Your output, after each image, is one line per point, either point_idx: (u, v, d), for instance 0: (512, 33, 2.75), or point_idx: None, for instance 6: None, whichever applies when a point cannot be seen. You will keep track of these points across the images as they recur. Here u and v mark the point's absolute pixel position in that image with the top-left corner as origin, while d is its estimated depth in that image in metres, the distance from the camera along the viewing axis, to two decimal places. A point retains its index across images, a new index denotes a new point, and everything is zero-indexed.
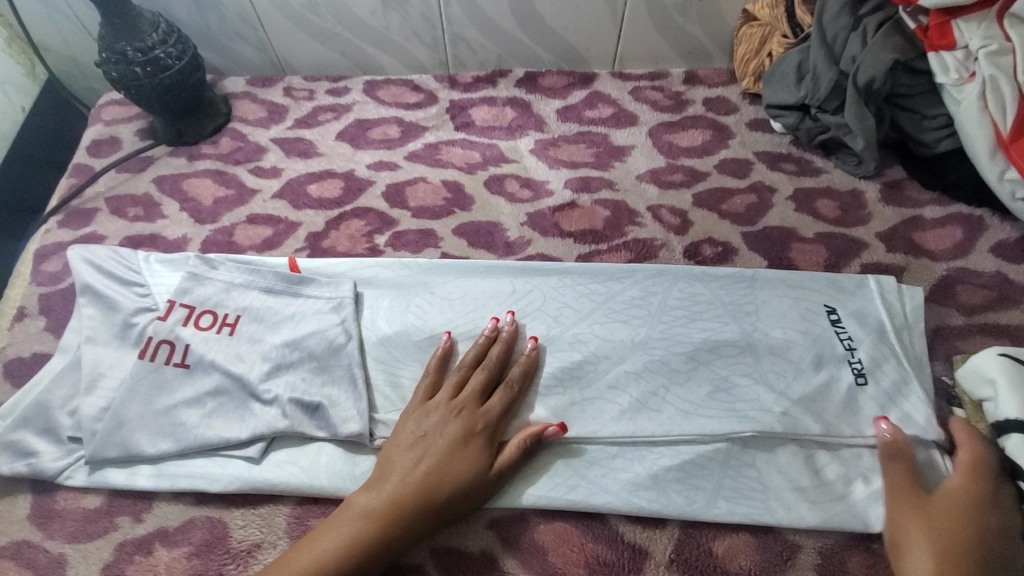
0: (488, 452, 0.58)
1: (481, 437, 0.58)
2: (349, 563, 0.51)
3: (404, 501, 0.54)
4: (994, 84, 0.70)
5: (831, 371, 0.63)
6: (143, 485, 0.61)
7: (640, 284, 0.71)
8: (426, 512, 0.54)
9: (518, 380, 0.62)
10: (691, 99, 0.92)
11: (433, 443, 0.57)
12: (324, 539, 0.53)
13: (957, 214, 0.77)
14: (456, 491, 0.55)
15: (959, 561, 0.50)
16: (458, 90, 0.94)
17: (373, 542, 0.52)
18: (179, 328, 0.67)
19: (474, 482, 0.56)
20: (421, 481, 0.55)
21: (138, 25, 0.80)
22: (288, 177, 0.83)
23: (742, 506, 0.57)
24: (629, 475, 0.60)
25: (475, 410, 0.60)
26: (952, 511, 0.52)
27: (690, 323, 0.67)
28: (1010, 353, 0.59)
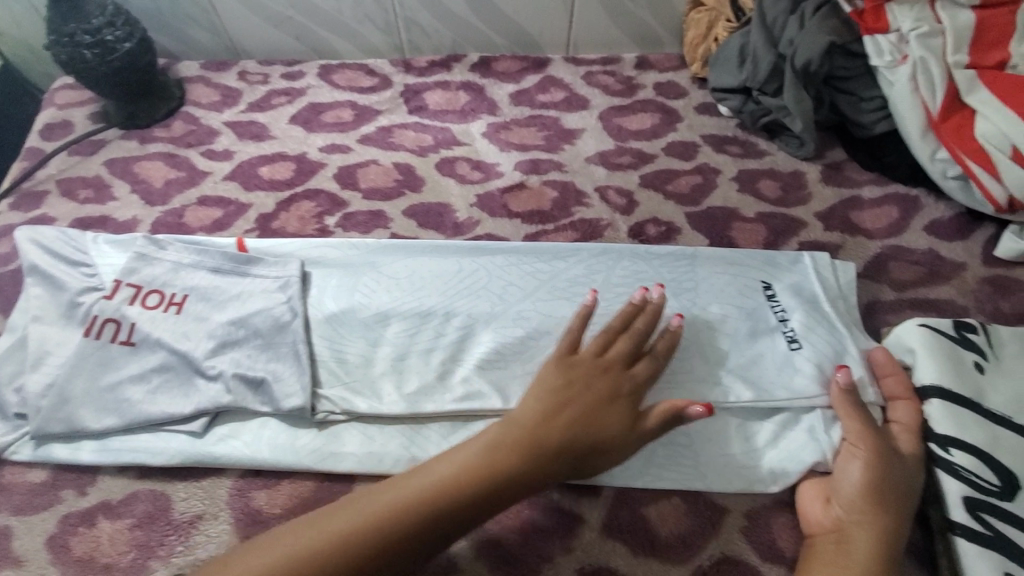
0: (614, 417, 0.55)
1: (625, 403, 0.56)
2: (439, 509, 0.50)
3: (517, 459, 0.52)
4: (924, 65, 0.73)
5: (765, 341, 0.65)
6: (87, 459, 0.62)
7: (585, 263, 0.72)
8: (527, 474, 0.52)
9: (668, 348, 0.61)
10: (642, 83, 0.93)
11: (575, 398, 0.56)
12: (413, 480, 0.52)
13: (894, 194, 0.79)
14: (566, 453, 0.54)
15: (891, 516, 0.51)
16: (413, 74, 0.95)
17: (468, 495, 0.51)
18: (125, 307, 0.67)
19: (589, 450, 0.54)
20: (540, 443, 0.53)
21: (84, 8, 0.81)
22: (239, 160, 0.84)
23: (667, 473, 0.59)
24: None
25: (622, 376, 0.58)
26: (893, 468, 0.53)
27: (632, 298, 0.69)
28: (929, 323, 0.61)
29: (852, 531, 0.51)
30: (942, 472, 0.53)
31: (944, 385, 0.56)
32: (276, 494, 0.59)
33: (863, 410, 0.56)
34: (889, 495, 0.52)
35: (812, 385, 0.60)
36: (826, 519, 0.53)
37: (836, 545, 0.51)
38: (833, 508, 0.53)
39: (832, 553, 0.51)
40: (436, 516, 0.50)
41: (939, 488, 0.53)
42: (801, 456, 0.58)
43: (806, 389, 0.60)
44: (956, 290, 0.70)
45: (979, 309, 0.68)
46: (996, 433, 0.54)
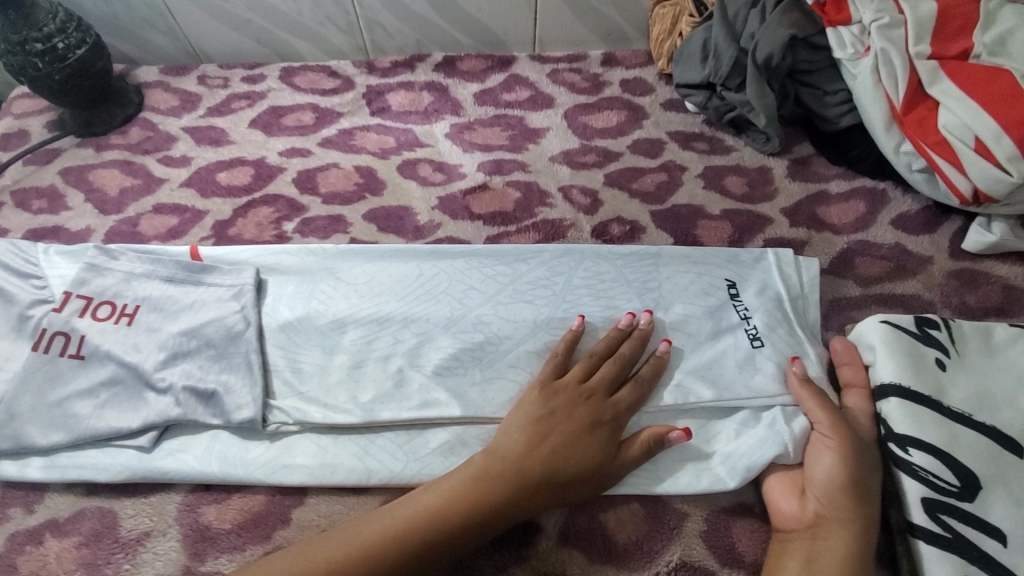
0: (596, 444, 0.55)
1: (609, 429, 0.56)
2: (426, 538, 0.50)
3: (503, 487, 0.52)
4: (886, 57, 0.71)
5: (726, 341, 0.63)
6: (34, 477, 0.60)
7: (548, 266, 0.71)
8: (511, 505, 0.52)
9: (655, 370, 0.60)
10: (608, 81, 0.93)
11: (559, 424, 0.56)
12: (400, 509, 0.52)
13: (862, 188, 0.78)
14: (549, 482, 0.53)
15: (865, 507, 0.51)
16: (376, 76, 0.95)
17: (453, 523, 0.51)
18: (75, 319, 0.65)
19: (574, 478, 0.53)
20: (525, 471, 0.53)
21: (34, 14, 0.80)
22: (197, 166, 0.83)
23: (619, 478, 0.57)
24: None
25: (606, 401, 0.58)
26: (862, 458, 0.53)
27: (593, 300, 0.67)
28: (890, 320, 0.60)
29: (830, 526, 0.50)
30: (902, 473, 0.52)
31: (903, 384, 0.55)
32: (226, 509, 0.58)
33: (823, 400, 0.57)
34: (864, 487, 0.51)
35: (773, 384, 0.60)
36: (802, 515, 0.52)
37: (814, 541, 0.50)
38: (809, 502, 0.52)
39: (811, 550, 0.49)
40: (425, 544, 0.50)
41: (899, 489, 0.52)
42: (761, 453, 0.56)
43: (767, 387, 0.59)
44: (923, 284, 0.69)
45: (945, 303, 0.67)
46: (955, 432, 0.53)
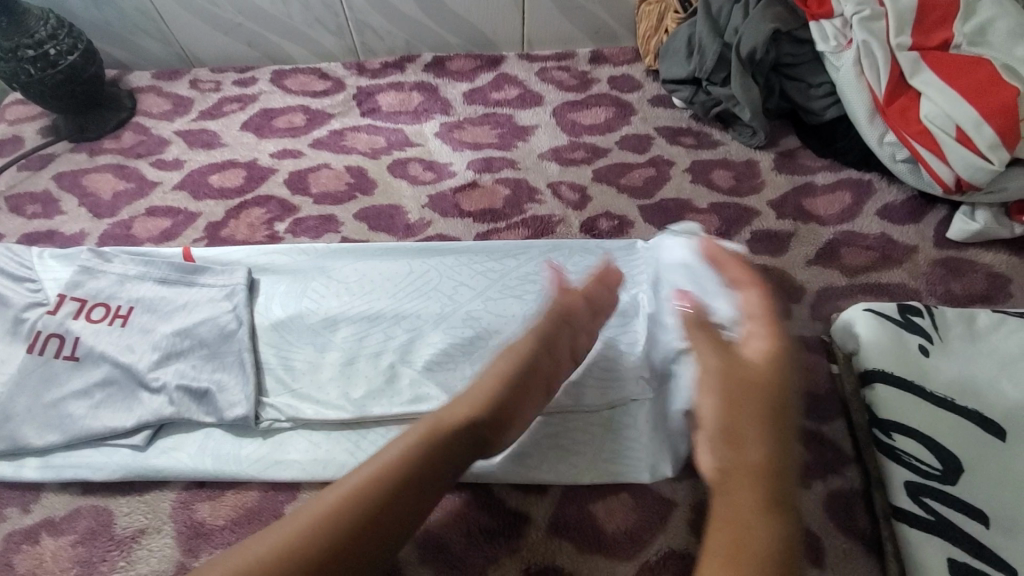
0: (502, 390, 0.51)
1: (500, 376, 0.52)
2: (350, 532, 0.40)
3: (408, 447, 0.46)
4: (867, 49, 0.72)
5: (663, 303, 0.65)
6: (29, 476, 0.61)
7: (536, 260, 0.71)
8: (434, 468, 0.45)
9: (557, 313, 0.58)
10: (596, 78, 0.93)
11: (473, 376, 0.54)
12: (292, 514, 0.41)
13: (848, 179, 0.79)
14: (459, 434, 0.47)
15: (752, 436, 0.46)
16: (366, 77, 0.96)
17: (376, 504, 0.42)
18: (69, 321, 0.66)
19: (483, 425, 0.49)
20: (425, 427, 0.47)
21: (26, 22, 0.81)
22: (189, 169, 0.84)
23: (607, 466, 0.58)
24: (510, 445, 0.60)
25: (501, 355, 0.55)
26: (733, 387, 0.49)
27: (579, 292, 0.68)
28: (874, 308, 0.61)
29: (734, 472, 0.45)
30: (886, 457, 0.53)
31: (888, 370, 0.56)
32: (220, 505, 0.58)
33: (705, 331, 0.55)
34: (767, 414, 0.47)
35: None
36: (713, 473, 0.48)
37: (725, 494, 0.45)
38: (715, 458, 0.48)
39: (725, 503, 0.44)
40: (349, 540, 0.40)
41: (884, 475, 0.53)
42: None
43: None
44: (908, 273, 0.69)
45: (930, 292, 0.68)
46: (938, 417, 0.53)
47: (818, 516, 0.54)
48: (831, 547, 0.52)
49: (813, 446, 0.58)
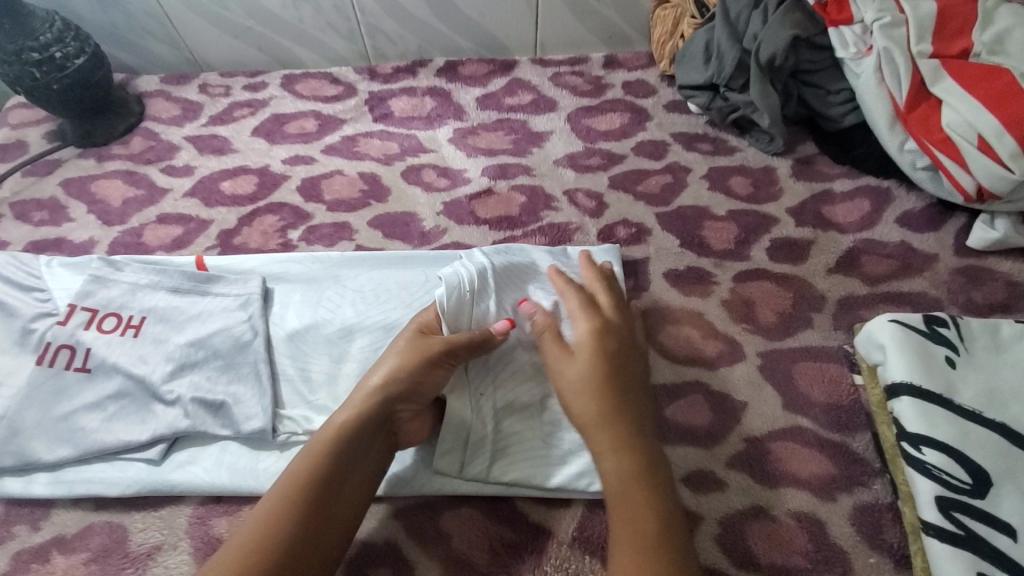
0: (395, 401, 0.54)
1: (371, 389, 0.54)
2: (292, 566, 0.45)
3: (301, 482, 0.48)
4: (889, 55, 0.72)
5: (501, 295, 0.61)
6: (39, 493, 0.59)
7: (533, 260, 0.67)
8: (342, 486, 0.49)
9: (422, 348, 0.55)
10: (610, 83, 0.93)
11: (576, 363, 0.55)
12: (219, 567, 0.44)
13: (866, 186, 0.78)
14: (350, 457, 0.51)
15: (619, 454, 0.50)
16: (378, 81, 0.95)
17: (305, 536, 0.46)
18: (80, 332, 0.65)
19: (368, 440, 0.52)
20: (316, 456, 0.50)
21: (30, 23, 0.79)
22: (200, 175, 0.84)
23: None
24: (527, 450, 0.57)
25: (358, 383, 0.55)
26: (615, 389, 0.54)
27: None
28: (899, 319, 0.59)
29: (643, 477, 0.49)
30: (913, 470, 0.52)
31: (914, 382, 0.55)
32: (237, 520, 0.57)
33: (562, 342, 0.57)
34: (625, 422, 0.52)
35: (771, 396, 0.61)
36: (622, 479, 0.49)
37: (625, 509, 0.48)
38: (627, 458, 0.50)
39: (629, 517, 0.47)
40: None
41: (913, 488, 0.52)
42: (775, 456, 0.57)
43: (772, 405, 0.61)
44: (929, 282, 0.69)
45: (952, 301, 0.67)
46: (966, 429, 0.53)
47: (845, 529, 0.53)
48: (858, 561, 0.51)
49: (839, 459, 0.57)
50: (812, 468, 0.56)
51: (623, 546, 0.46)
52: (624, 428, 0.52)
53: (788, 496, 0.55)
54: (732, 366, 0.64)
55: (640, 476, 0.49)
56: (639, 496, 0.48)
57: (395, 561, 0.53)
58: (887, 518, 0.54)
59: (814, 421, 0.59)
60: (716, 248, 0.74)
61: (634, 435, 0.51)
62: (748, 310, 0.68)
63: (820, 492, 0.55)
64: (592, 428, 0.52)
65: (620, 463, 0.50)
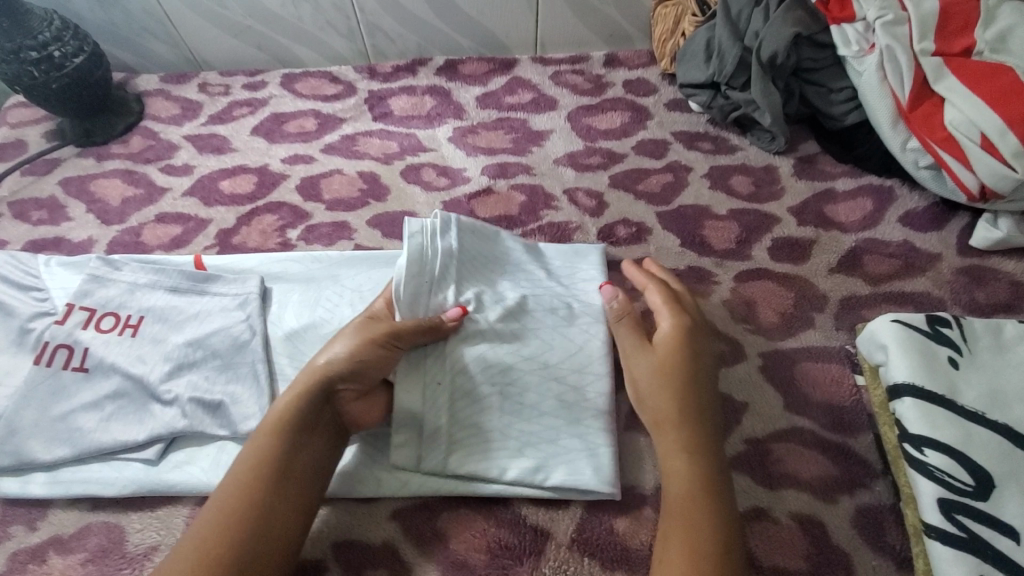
0: (339, 382, 0.55)
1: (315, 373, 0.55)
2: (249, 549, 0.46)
3: (256, 462, 0.50)
4: (891, 54, 0.71)
5: (459, 282, 0.61)
6: (36, 493, 0.59)
7: (498, 249, 0.66)
8: (291, 467, 0.51)
9: (372, 330, 0.56)
10: (611, 82, 0.93)
11: (649, 361, 0.56)
12: (179, 552, 0.46)
13: (869, 185, 0.77)
14: (300, 437, 0.52)
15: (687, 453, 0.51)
16: (377, 80, 0.95)
17: (260, 520, 0.48)
18: (78, 331, 0.64)
19: (316, 420, 0.53)
20: (266, 442, 0.51)
21: (28, 22, 0.79)
22: (199, 175, 0.83)
23: (602, 466, 0.55)
24: (484, 441, 0.56)
25: (306, 365, 0.56)
26: (686, 388, 0.54)
27: (535, 289, 0.64)
28: (902, 319, 0.59)
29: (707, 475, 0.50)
30: (916, 472, 0.52)
31: (917, 384, 0.54)
32: None
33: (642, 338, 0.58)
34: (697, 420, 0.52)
35: (772, 395, 0.61)
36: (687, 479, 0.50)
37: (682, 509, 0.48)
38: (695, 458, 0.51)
39: (684, 517, 0.48)
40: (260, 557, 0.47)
41: (915, 490, 0.52)
42: (776, 457, 0.57)
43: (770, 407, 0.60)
44: (931, 282, 0.68)
45: (955, 301, 0.66)
46: (968, 431, 0.52)
47: (847, 531, 0.52)
48: (860, 563, 0.51)
49: (840, 460, 0.56)
50: (811, 470, 0.56)
51: (679, 537, 0.46)
52: (694, 428, 0.52)
53: (790, 497, 0.54)
54: (734, 366, 0.63)
55: (710, 478, 0.50)
56: (703, 493, 0.49)
57: (393, 563, 0.53)
58: (888, 520, 0.53)
59: (814, 421, 0.59)
60: (717, 247, 0.73)
61: (705, 437, 0.52)
62: (749, 310, 0.67)
63: (821, 494, 0.54)
64: (664, 425, 0.53)
65: (689, 464, 0.50)
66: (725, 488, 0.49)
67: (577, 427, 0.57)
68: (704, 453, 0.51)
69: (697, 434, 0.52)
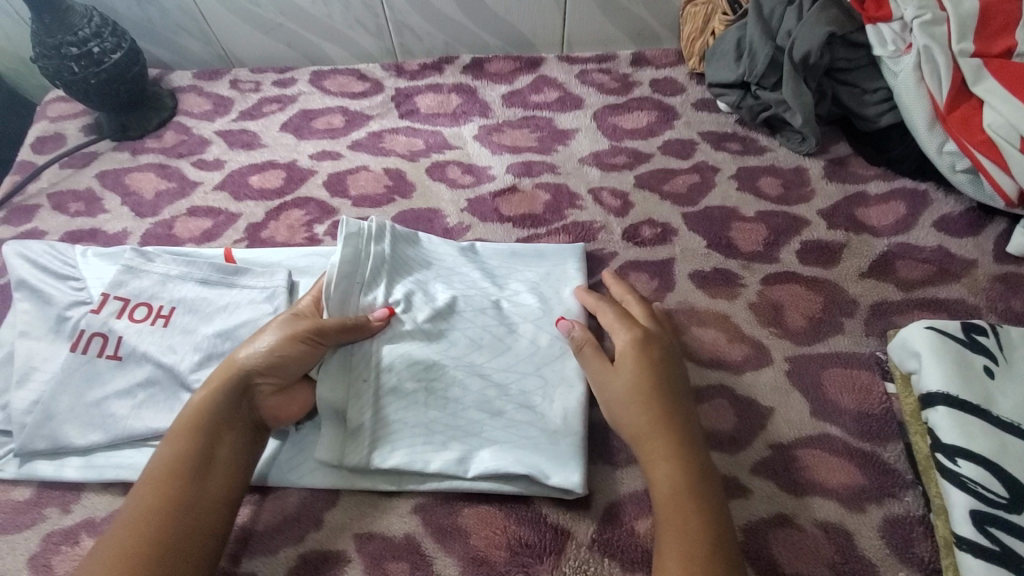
0: (258, 377, 0.56)
1: (233, 371, 0.56)
2: (171, 545, 0.47)
3: (171, 458, 0.51)
4: (929, 55, 0.70)
5: (389, 284, 0.64)
6: (70, 477, 0.61)
7: (425, 253, 0.69)
8: (212, 462, 0.52)
9: (291, 327, 0.58)
10: (638, 81, 0.92)
11: (620, 376, 0.56)
12: (104, 553, 0.46)
13: (902, 188, 0.76)
14: (214, 432, 0.53)
15: (687, 458, 0.51)
16: (404, 78, 0.96)
17: (181, 516, 0.48)
18: (112, 320, 0.66)
19: (234, 414, 0.54)
20: (185, 439, 0.52)
21: (69, 19, 0.82)
22: (230, 169, 0.85)
23: (529, 457, 0.55)
24: (408, 436, 0.57)
25: (223, 361, 0.57)
26: (664, 396, 0.54)
27: (467, 290, 0.66)
28: (936, 326, 0.57)
29: (697, 481, 0.50)
30: (946, 481, 0.51)
31: (951, 393, 0.53)
32: (260, 511, 0.57)
33: (601, 355, 0.59)
34: (679, 429, 0.53)
35: (801, 403, 0.60)
36: (683, 485, 0.50)
37: (675, 515, 0.49)
38: (687, 464, 0.51)
39: (681, 524, 0.48)
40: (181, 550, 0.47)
41: (946, 501, 0.51)
42: (806, 463, 0.56)
43: (798, 416, 0.59)
44: (967, 288, 0.66)
45: (990, 308, 0.64)
46: (1003, 442, 0.51)
47: (874, 542, 0.51)
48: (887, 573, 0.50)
49: (868, 469, 0.55)
50: (835, 478, 0.55)
51: (673, 545, 0.47)
52: (685, 435, 0.53)
53: (815, 505, 0.53)
54: (760, 370, 0.62)
55: (702, 483, 0.50)
56: (693, 501, 0.49)
57: (416, 557, 0.53)
58: (918, 529, 0.52)
59: (843, 429, 0.58)
60: (745, 249, 0.72)
61: (690, 443, 0.52)
62: (776, 314, 0.66)
63: (849, 503, 0.53)
64: (644, 437, 0.53)
65: (677, 470, 0.51)
66: (716, 493, 0.50)
67: (501, 419, 0.58)
68: (694, 462, 0.51)
69: (687, 442, 0.52)
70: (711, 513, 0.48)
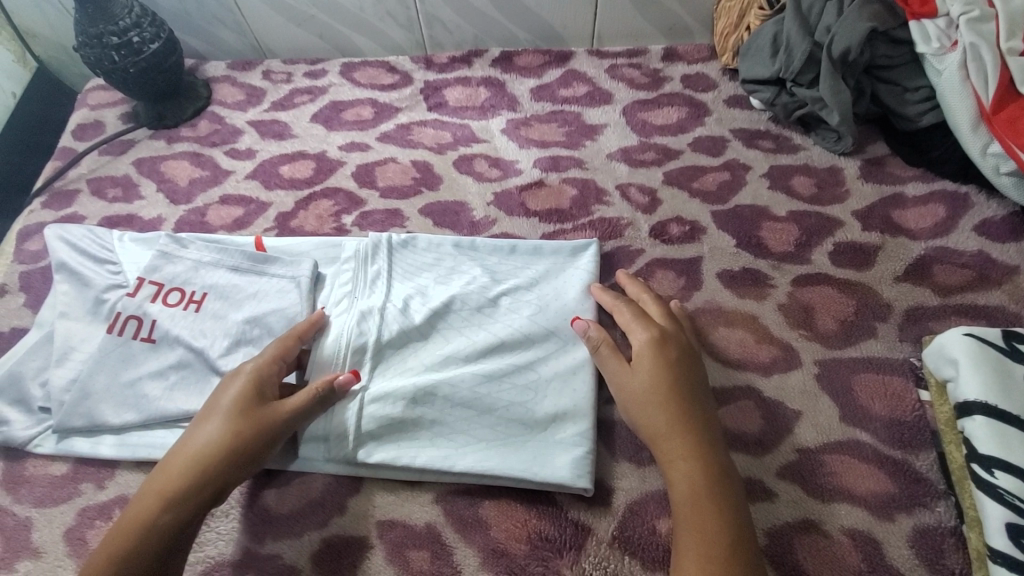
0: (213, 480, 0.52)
1: (184, 474, 0.51)
2: None
3: None
4: (975, 52, 0.68)
5: (388, 292, 0.66)
6: (105, 453, 0.63)
7: (423, 253, 0.70)
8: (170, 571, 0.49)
9: (244, 416, 0.54)
10: (669, 76, 0.91)
11: (637, 378, 0.56)
12: None
13: (942, 191, 0.73)
14: (166, 550, 0.49)
15: (710, 462, 0.50)
16: (433, 71, 0.96)
17: None
18: (147, 304, 0.68)
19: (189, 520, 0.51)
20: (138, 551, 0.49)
21: (112, 9, 0.84)
22: (261, 159, 0.86)
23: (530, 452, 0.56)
24: (409, 429, 0.58)
25: (173, 457, 0.53)
26: (682, 396, 0.54)
27: (468, 287, 0.66)
28: (975, 333, 0.56)
29: (716, 484, 0.49)
30: (980, 492, 0.50)
31: (989, 401, 0.52)
32: (285, 494, 0.58)
33: (615, 354, 0.58)
34: (695, 430, 0.52)
35: (830, 408, 0.59)
36: (702, 487, 0.49)
37: (697, 517, 0.48)
38: (705, 467, 0.50)
39: (699, 527, 0.47)
40: None
41: (980, 512, 0.49)
42: (834, 470, 0.55)
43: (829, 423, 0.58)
44: (1007, 295, 0.64)
45: None
46: None
47: (903, 551, 0.50)
48: None
49: (899, 477, 0.54)
50: (861, 488, 0.54)
51: (693, 548, 0.46)
52: (704, 437, 0.52)
53: (840, 512, 0.52)
54: (787, 374, 0.61)
55: (722, 484, 0.49)
56: (712, 503, 0.48)
57: (436, 545, 0.54)
58: (949, 538, 0.51)
59: (873, 435, 0.57)
60: (775, 249, 0.71)
61: (708, 444, 0.52)
62: (806, 316, 0.65)
63: (878, 511, 0.52)
64: (661, 438, 0.53)
65: (693, 472, 0.50)
66: (736, 496, 0.49)
67: (500, 412, 0.58)
68: (713, 465, 0.50)
69: (705, 444, 0.52)
70: (731, 518, 0.48)
